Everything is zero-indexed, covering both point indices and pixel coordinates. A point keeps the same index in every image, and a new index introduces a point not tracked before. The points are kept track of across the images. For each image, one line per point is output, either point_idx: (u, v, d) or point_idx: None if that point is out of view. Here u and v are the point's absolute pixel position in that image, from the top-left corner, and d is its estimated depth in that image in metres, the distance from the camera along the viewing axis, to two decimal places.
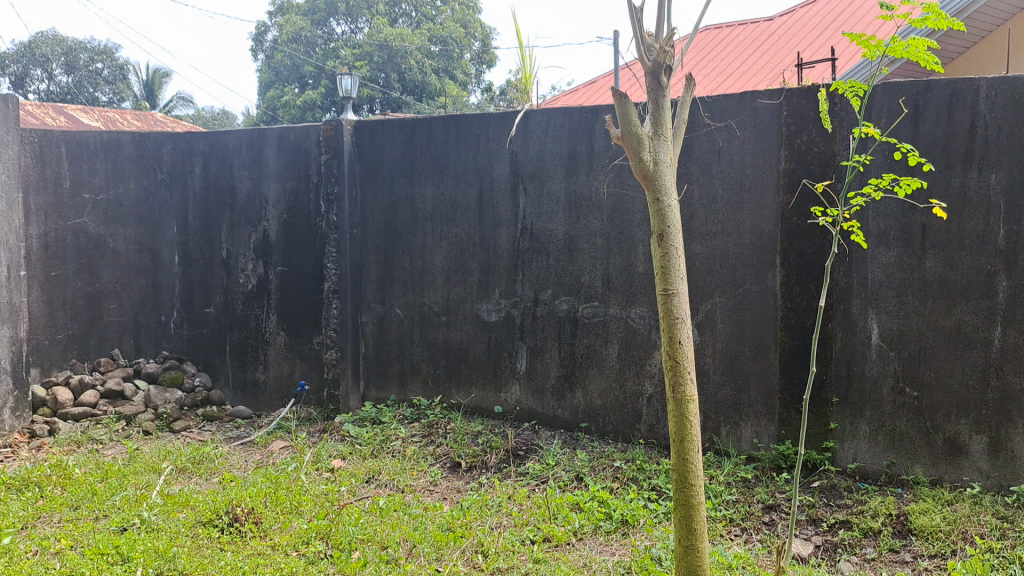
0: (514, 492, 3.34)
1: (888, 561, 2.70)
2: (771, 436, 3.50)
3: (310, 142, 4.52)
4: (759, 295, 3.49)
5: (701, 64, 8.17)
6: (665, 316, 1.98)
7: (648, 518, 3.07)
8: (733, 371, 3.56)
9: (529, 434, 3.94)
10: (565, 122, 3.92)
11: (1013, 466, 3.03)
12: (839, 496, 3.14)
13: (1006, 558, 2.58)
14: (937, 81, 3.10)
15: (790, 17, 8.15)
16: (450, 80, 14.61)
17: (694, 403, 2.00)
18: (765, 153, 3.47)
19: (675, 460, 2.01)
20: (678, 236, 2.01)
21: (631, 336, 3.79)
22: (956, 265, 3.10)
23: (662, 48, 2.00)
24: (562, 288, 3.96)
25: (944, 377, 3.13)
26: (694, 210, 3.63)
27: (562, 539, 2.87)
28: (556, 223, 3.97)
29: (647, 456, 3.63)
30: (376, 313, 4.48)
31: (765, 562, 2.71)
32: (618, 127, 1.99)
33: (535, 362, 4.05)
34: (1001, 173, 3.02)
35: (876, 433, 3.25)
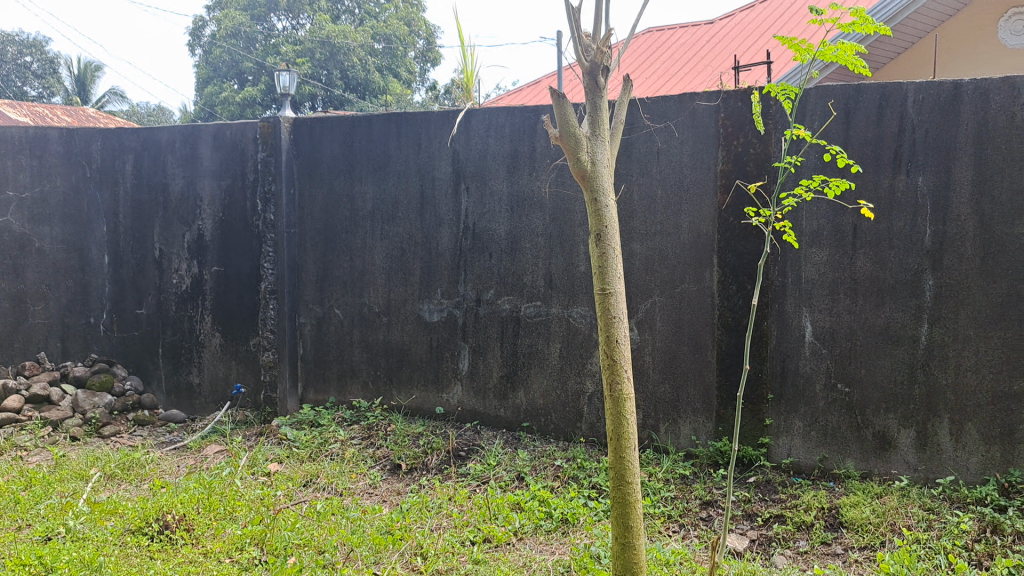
0: (454, 493, 3.34)
1: (820, 554, 2.76)
2: (709, 432, 3.54)
3: (246, 140, 4.45)
4: (697, 293, 3.53)
5: (643, 66, 8.25)
6: (602, 315, 1.99)
7: (588, 516, 3.09)
8: (673, 369, 3.60)
9: (470, 435, 3.94)
10: (506, 122, 3.93)
11: (939, 459, 3.11)
12: (773, 491, 3.19)
13: (932, 549, 2.65)
14: (868, 85, 3.18)
15: (730, 20, 8.26)
16: (393, 78, 14.51)
17: (631, 401, 2.02)
18: (702, 153, 3.52)
19: (612, 457, 2.02)
20: (615, 235, 2.03)
21: (572, 335, 3.82)
22: (885, 264, 3.17)
23: (599, 48, 2.02)
24: (504, 288, 3.97)
25: (874, 373, 3.21)
26: (633, 210, 3.67)
27: (502, 539, 2.88)
28: (498, 222, 3.98)
29: (587, 455, 3.65)
30: (314, 313, 4.42)
31: (701, 557, 2.75)
32: (556, 126, 2.00)
33: (477, 362, 4.05)
34: (928, 175, 3.10)
35: (809, 428, 3.32)
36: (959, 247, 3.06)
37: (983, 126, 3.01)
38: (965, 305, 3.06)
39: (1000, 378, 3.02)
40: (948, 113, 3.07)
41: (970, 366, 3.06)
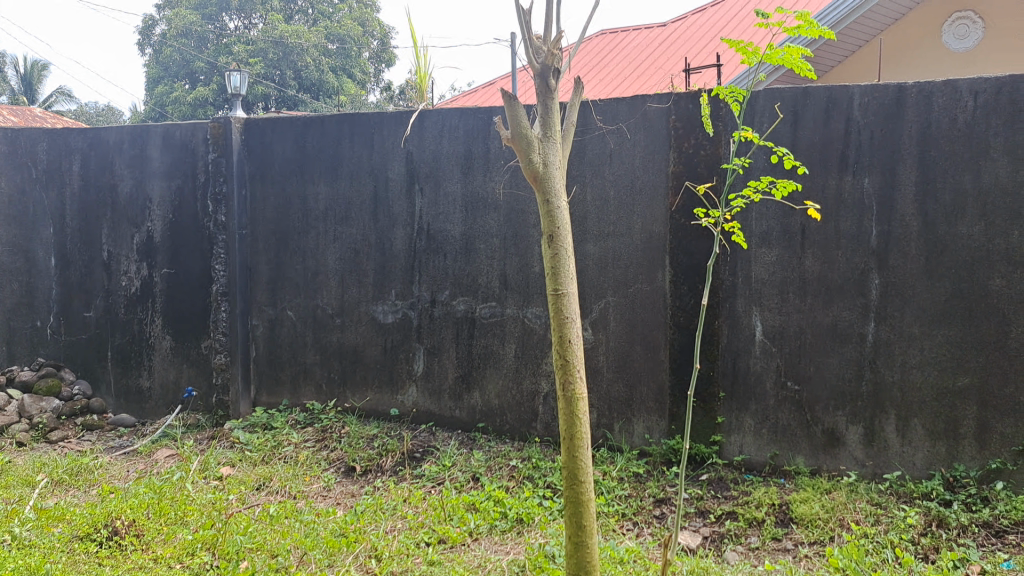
0: (409, 494, 3.33)
1: (771, 549, 2.81)
2: (662, 431, 3.58)
3: (196, 140, 4.40)
4: (650, 293, 3.57)
5: (597, 67, 8.31)
6: (555, 315, 2.01)
7: (543, 516, 3.10)
8: (626, 368, 3.64)
9: (425, 436, 3.94)
10: (460, 123, 3.94)
11: (886, 455, 3.18)
12: (725, 488, 3.24)
13: (878, 543, 2.70)
14: (815, 88, 3.24)
15: (682, 23, 8.35)
16: (348, 79, 14.43)
17: (584, 400, 2.04)
18: (655, 155, 3.56)
19: (566, 457, 2.04)
20: (567, 236, 2.05)
21: (527, 335, 3.83)
22: (833, 263, 3.24)
23: (550, 51, 2.03)
24: (459, 289, 3.97)
25: (822, 371, 3.27)
26: (587, 210, 3.70)
27: (457, 540, 2.88)
28: (453, 223, 3.98)
29: (542, 454, 3.67)
30: (267, 316, 4.38)
31: (654, 555, 2.79)
32: (508, 128, 2.00)
33: (432, 363, 4.05)
34: (874, 176, 3.16)
35: (760, 426, 3.37)
36: (903, 247, 3.13)
37: (926, 128, 3.08)
38: (910, 303, 3.13)
39: (945, 375, 3.09)
40: (892, 116, 3.14)
41: (915, 362, 3.13)
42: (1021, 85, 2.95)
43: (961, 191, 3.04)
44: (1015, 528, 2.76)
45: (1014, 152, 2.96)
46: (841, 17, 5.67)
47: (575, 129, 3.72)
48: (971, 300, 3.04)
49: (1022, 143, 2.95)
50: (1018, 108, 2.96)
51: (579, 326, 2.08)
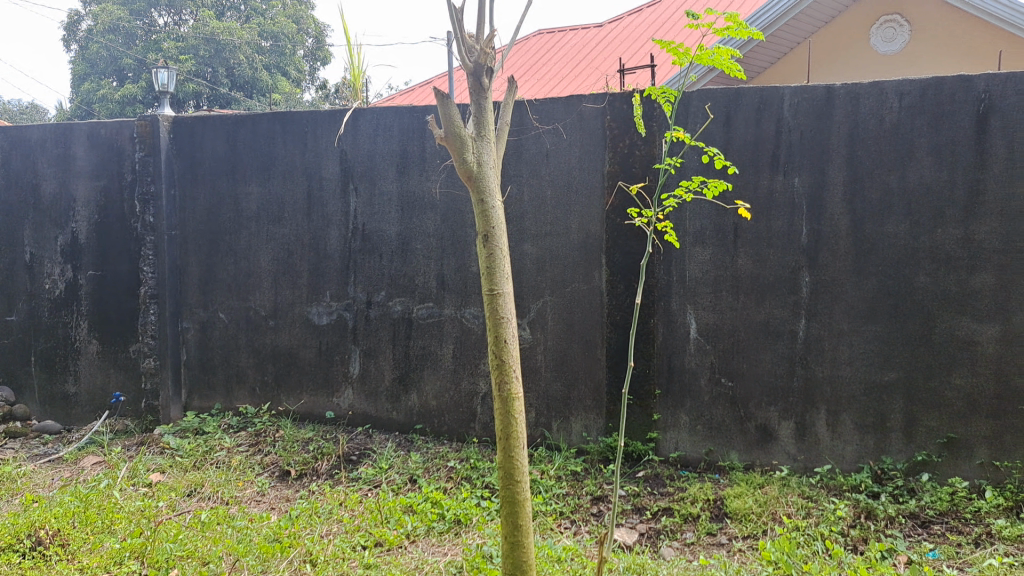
0: (345, 498, 3.29)
1: (706, 544, 2.84)
2: (599, 429, 3.59)
3: (122, 139, 4.28)
4: (587, 292, 3.58)
5: (535, 67, 8.33)
6: (490, 316, 2.00)
7: (481, 516, 3.09)
8: (564, 367, 3.64)
9: (361, 439, 3.89)
10: (395, 122, 3.91)
11: (817, 449, 3.24)
12: (662, 484, 3.26)
13: (810, 536, 2.75)
14: (746, 89, 3.28)
15: (619, 23, 8.41)
16: (282, 77, 14.22)
17: (520, 400, 2.03)
18: (590, 155, 3.57)
19: (501, 457, 2.03)
20: (502, 236, 2.04)
21: (465, 335, 3.82)
22: (765, 262, 3.29)
23: (483, 50, 2.01)
24: (395, 289, 3.94)
25: (755, 367, 3.32)
26: (524, 210, 3.69)
27: (394, 543, 2.86)
28: (389, 223, 3.94)
29: (480, 455, 3.65)
30: (198, 318, 4.28)
31: (591, 552, 2.79)
32: (442, 127, 1.98)
33: (368, 365, 4.00)
34: (804, 176, 3.22)
35: (695, 422, 3.41)
36: (833, 245, 3.19)
37: (853, 128, 3.15)
38: (840, 300, 3.19)
39: (873, 370, 3.15)
40: (822, 117, 3.19)
41: (845, 358, 3.19)
42: (944, 87, 3.03)
43: (887, 190, 3.11)
44: (939, 518, 2.85)
45: (938, 152, 3.04)
46: (776, 17, 5.77)
47: (512, 129, 3.70)
48: (898, 296, 3.11)
49: (944, 143, 3.03)
50: (941, 109, 3.03)
51: (514, 326, 2.07)
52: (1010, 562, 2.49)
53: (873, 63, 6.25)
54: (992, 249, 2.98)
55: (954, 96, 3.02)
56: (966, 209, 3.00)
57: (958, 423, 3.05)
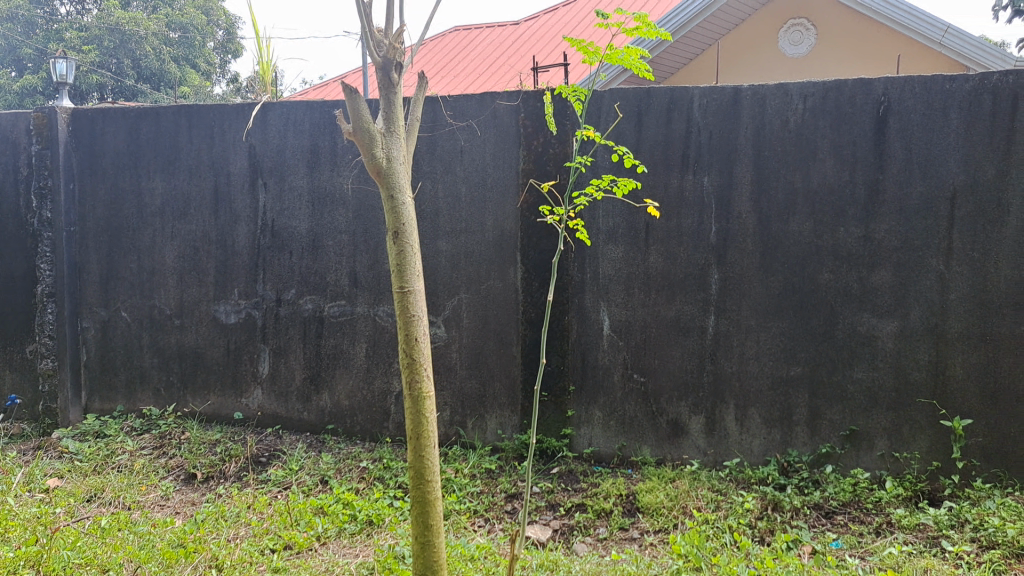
0: (253, 500, 3.21)
1: (618, 539, 2.86)
2: (514, 426, 3.59)
3: (18, 132, 4.09)
4: (502, 290, 3.57)
5: (451, 63, 8.28)
6: (401, 314, 1.97)
7: (393, 516, 3.06)
8: (479, 365, 3.63)
9: (271, 440, 3.81)
10: (306, 117, 3.83)
11: (726, 443, 3.30)
12: (575, 480, 3.28)
13: (719, 528, 2.80)
14: (657, 89, 3.31)
15: (535, 21, 8.44)
16: (191, 69, 13.84)
17: (431, 398, 2.01)
18: (504, 152, 3.56)
19: (412, 456, 2.00)
20: (413, 233, 2.01)
21: (378, 334, 3.77)
22: (675, 259, 3.33)
23: (392, 44, 1.97)
24: (306, 287, 3.86)
25: (666, 363, 3.35)
26: (437, 207, 3.65)
27: (304, 545, 2.79)
28: (299, 220, 3.87)
29: (393, 454, 3.61)
30: (99, 317, 4.13)
31: (505, 550, 2.78)
32: (350, 122, 1.94)
33: (278, 364, 3.92)
34: (712, 175, 3.27)
35: (608, 418, 3.43)
36: (740, 244, 3.25)
37: (760, 129, 3.21)
38: (747, 298, 3.25)
39: (779, 365, 3.23)
40: (729, 117, 3.25)
41: (752, 354, 3.26)
42: (845, 89, 3.11)
43: (793, 190, 3.18)
44: (842, 509, 2.93)
45: (840, 153, 3.12)
46: (690, 17, 5.85)
47: (425, 125, 3.67)
48: (802, 293, 3.18)
49: (846, 144, 3.12)
50: (843, 111, 3.12)
51: (426, 324, 2.04)
52: (908, 550, 2.57)
53: (783, 67, 6.40)
54: (890, 247, 3.08)
55: (855, 99, 3.10)
56: (866, 209, 3.10)
57: (859, 416, 3.14)
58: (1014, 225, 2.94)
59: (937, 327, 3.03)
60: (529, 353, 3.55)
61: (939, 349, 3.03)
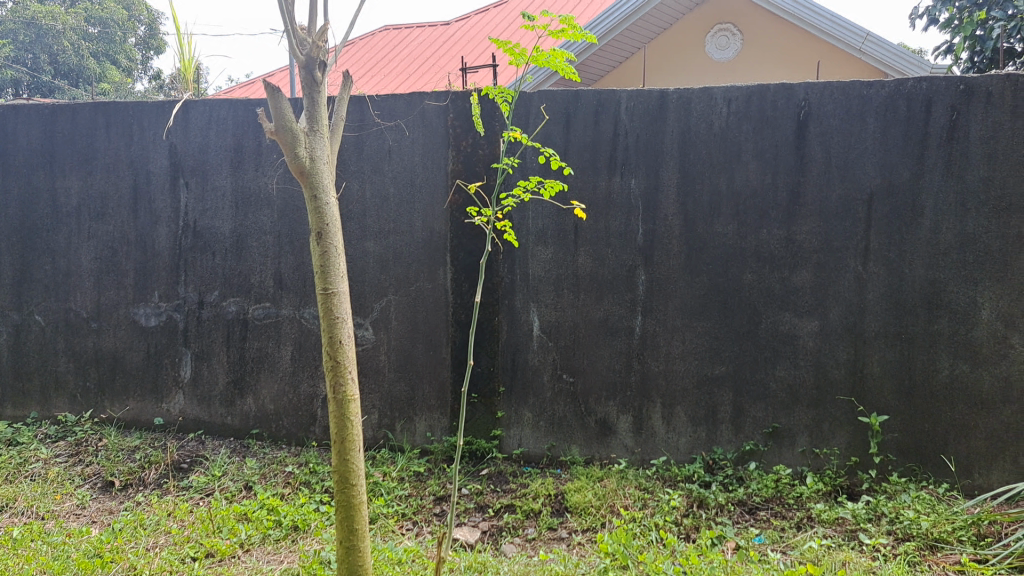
0: (174, 508, 3.12)
1: (546, 539, 2.87)
2: (443, 428, 3.57)
3: None
4: (431, 291, 3.55)
5: (381, 63, 8.21)
6: (325, 315, 1.93)
7: (319, 521, 3.01)
8: (407, 367, 3.60)
9: (193, 446, 3.71)
10: (229, 115, 3.76)
11: (653, 441, 3.33)
12: (504, 481, 3.27)
13: (645, 526, 2.82)
14: (585, 91, 3.33)
15: (466, 22, 8.43)
16: (111, 65, 13.48)
17: (355, 401, 1.98)
18: (433, 152, 3.54)
19: (336, 461, 1.97)
20: (337, 234, 1.97)
21: (304, 336, 3.71)
22: (603, 260, 3.35)
23: (315, 43, 1.92)
24: (230, 289, 3.78)
25: (595, 364, 3.37)
26: (365, 207, 3.62)
27: (226, 553, 2.73)
28: (222, 220, 3.78)
29: (320, 458, 3.56)
30: (10, 321, 3.98)
31: (432, 553, 2.76)
32: (272, 120, 1.89)
33: (200, 367, 3.83)
34: (639, 178, 3.30)
35: (538, 419, 3.44)
36: (667, 245, 3.28)
37: (685, 132, 3.25)
38: (673, 298, 3.29)
39: (704, 364, 3.27)
40: (655, 119, 3.28)
41: (678, 353, 3.30)
42: (767, 94, 3.17)
43: (717, 192, 3.23)
44: (765, 504, 2.98)
45: (762, 157, 3.18)
46: (622, 18, 5.90)
47: (352, 124, 3.62)
48: (726, 294, 3.23)
49: (768, 148, 3.18)
50: (765, 115, 3.17)
51: (350, 326, 2.01)
52: (827, 544, 2.63)
53: (711, 71, 6.50)
54: (811, 248, 3.14)
55: (777, 104, 3.16)
56: (788, 211, 3.16)
57: (782, 414, 3.20)
58: (928, 228, 3.03)
59: (855, 326, 3.11)
60: (458, 354, 3.53)
61: (858, 347, 3.11)
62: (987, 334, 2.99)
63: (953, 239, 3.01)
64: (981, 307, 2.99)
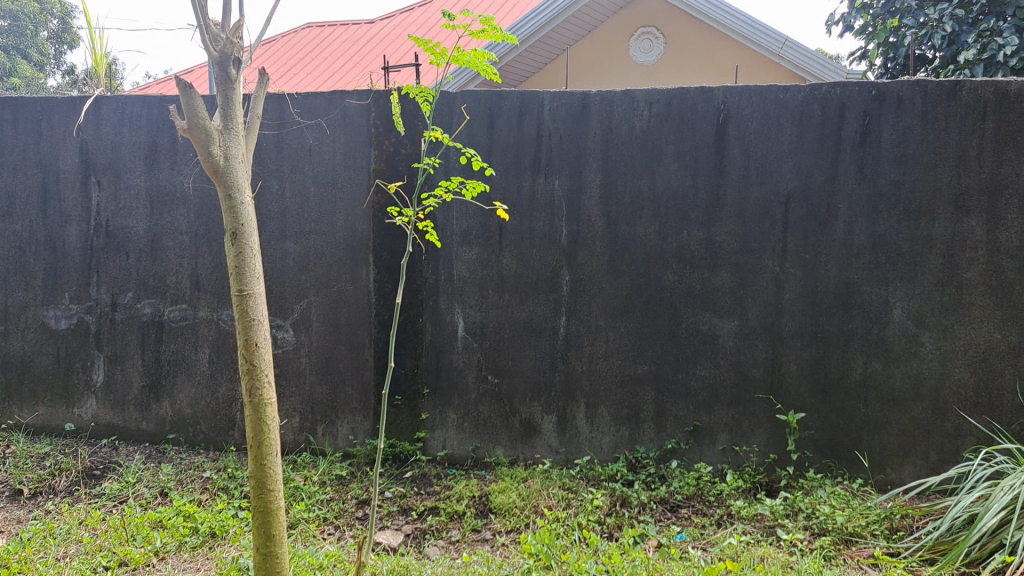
0: (85, 516, 3.01)
1: (470, 541, 2.84)
2: (366, 431, 3.52)
3: None
4: (353, 292, 3.50)
5: (303, 61, 8.09)
6: (241, 318, 1.87)
7: (238, 527, 2.93)
8: (329, 369, 3.54)
9: (106, 452, 3.60)
10: (143, 112, 3.64)
11: (577, 441, 3.35)
12: (428, 484, 3.24)
13: (569, 526, 2.82)
14: (508, 92, 3.32)
15: (390, 21, 8.37)
16: (22, 59, 13.02)
17: (272, 405, 1.94)
18: (355, 152, 3.49)
19: (253, 466, 1.92)
20: (253, 234, 1.92)
21: (222, 339, 3.62)
22: (527, 261, 3.35)
23: (229, 39, 1.86)
24: (144, 290, 3.67)
25: (519, 365, 3.37)
26: (286, 207, 3.55)
27: (140, 561, 2.63)
28: (137, 220, 3.67)
29: (239, 463, 3.48)
30: None
31: (354, 557, 2.71)
32: (184, 119, 1.81)
33: (114, 371, 3.71)
34: (563, 179, 3.31)
35: (462, 420, 3.42)
36: (590, 246, 3.30)
37: (608, 134, 3.27)
38: (596, 298, 3.31)
39: (627, 363, 3.30)
40: (578, 121, 3.29)
41: (601, 353, 3.31)
42: (688, 97, 3.20)
43: (639, 194, 3.26)
44: (686, 502, 3.02)
45: (682, 159, 3.22)
46: (548, 18, 5.92)
47: (272, 122, 3.55)
48: (648, 295, 3.26)
49: (688, 150, 3.21)
50: (685, 118, 3.21)
51: (267, 328, 1.97)
52: (746, 540, 2.67)
53: (635, 73, 6.55)
54: (730, 249, 3.19)
55: (697, 107, 3.20)
56: (708, 212, 3.20)
57: (702, 412, 3.24)
58: (842, 230, 3.10)
59: (773, 325, 3.17)
60: (381, 356, 3.49)
61: (775, 346, 3.17)
62: (898, 333, 3.07)
63: (866, 241, 3.08)
64: (892, 307, 3.07)
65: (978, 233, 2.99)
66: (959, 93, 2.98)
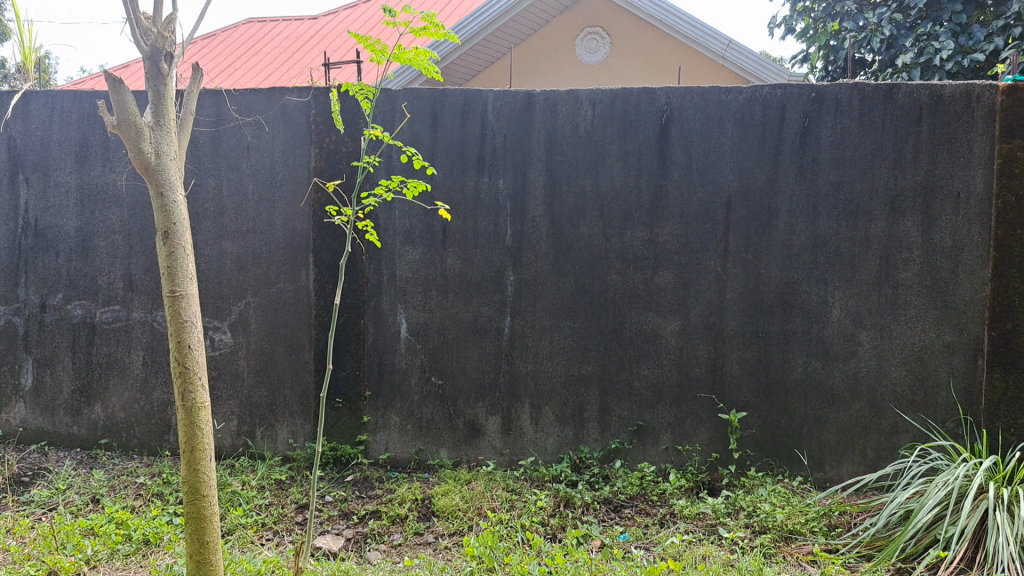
0: (12, 524, 2.89)
1: (412, 544, 2.78)
2: (306, 434, 3.45)
3: None
4: (293, 292, 3.42)
5: (243, 57, 7.94)
6: (173, 320, 1.80)
7: (172, 535, 2.84)
8: (268, 371, 3.46)
9: (34, 458, 3.46)
10: (74, 107, 3.52)
11: (521, 442, 3.32)
12: (370, 487, 3.18)
13: (512, 527, 2.79)
14: (452, 90, 3.28)
15: (333, 17, 8.26)
16: None
17: (206, 410, 1.87)
18: (294, 149, 3.41)
19: (185, 473, 1.85)
20: (186, 234, 1.84)
21: (157, 340, 3.51)
22: (470, 261, 3.31)
23: (161, 33, 1.79)
24: (74, 291, 3.55)
25: (462, 366, 3.33)
26: (223, 206, 3.46)
27: (71, 570, 2.51)
28: (67, 218, 3.55)
29: (174, 468, 3.38)
30: None
31: (293, 564, 2.64)
32: (113, 114, 1.73)
33: (43, 375, 3.59)
34: (507, 178, 3.28)
35: (405, 422, 3.37)
36: (534, 245, 3.27)
37: (552, 134, 3.25)
38: (540, 299, 3.28)
39: (571, 364, 3.28)
40: (522, 120, 3.26)
41: (546, 354, 3.29)
42: (631, 97, 3.20)
43: (583, 194, 3.24)
44: (630, 502, 3.01)
45: (626, 159, 3.21)
46: (495, 16, 5.90)
47: (209, 119, 3.46)
48: (592, 295, 3.25)
49: (632, 150, 3.20)
50: (629, 118, 3.20)
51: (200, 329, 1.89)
52: (689, 539, 2.66)
53: (579, 72, 6.54)
54: (673, 249, 3.19)
55: (640, 107, 3.19)
56: (651, 212, 3.20)
57: (646, 412, 3.24)
58: (783, 230, 3.12)
59: (716, 325, 3.17)
60: (322, 358, 3.42)
61: (718, 346, 3.17)
62: (838, 333, 3.09)
63: (807, 241, 3.10)
64: (832, 307, 3.10)
65: (915, 234, 3.03)
66: (897, 96, 3.01)
